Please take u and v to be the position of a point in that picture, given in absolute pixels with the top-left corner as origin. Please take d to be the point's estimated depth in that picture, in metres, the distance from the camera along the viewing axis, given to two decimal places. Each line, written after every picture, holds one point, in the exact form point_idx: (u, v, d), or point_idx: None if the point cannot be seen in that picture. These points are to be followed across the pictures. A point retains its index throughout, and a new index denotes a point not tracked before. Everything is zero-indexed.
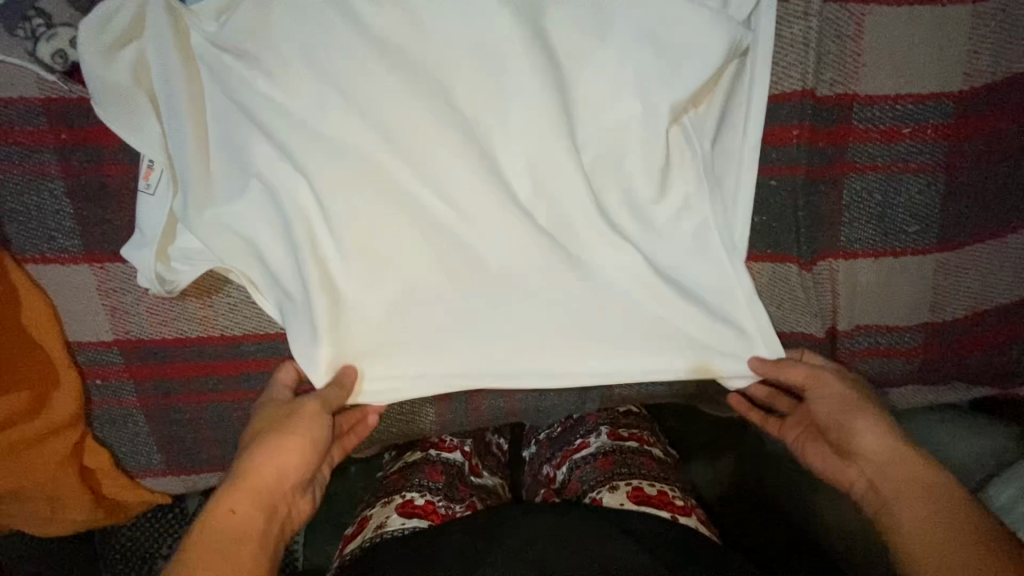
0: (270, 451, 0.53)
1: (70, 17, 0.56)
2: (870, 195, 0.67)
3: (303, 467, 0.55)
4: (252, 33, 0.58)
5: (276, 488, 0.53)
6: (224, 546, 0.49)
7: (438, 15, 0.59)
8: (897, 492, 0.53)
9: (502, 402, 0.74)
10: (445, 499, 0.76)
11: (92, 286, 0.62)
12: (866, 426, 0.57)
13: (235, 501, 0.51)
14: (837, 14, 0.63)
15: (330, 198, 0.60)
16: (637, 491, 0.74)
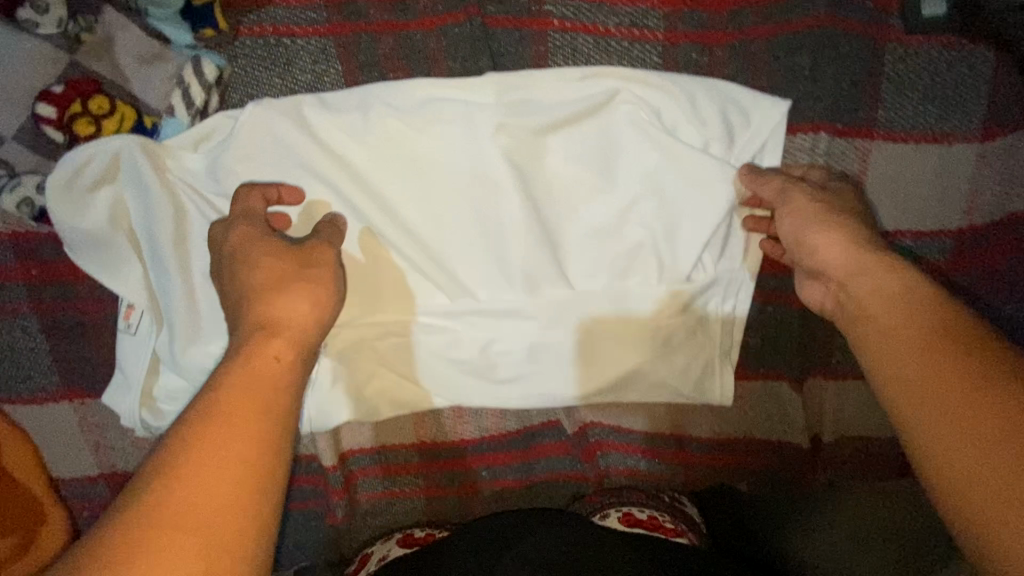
0: (293, 294, 0.49)
1: (33, 163, 0.53)
2: None
3: (297, 365, 0.46)
4: (238, 169, 0.56)
5: (311, 333, 0.49)
6: (253, 378, 0.43)
7: (429, 153, 0.59)
8: (874, 304, 0.48)
9: (496, 506, 0.75)
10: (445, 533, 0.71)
11: (74, 422, 0.60)
12: (860, 264, 0.50)
13: (255, 362, 0.45)
14: (844, 148, 0.61)
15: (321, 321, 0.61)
16: (628, 516, 0.71)
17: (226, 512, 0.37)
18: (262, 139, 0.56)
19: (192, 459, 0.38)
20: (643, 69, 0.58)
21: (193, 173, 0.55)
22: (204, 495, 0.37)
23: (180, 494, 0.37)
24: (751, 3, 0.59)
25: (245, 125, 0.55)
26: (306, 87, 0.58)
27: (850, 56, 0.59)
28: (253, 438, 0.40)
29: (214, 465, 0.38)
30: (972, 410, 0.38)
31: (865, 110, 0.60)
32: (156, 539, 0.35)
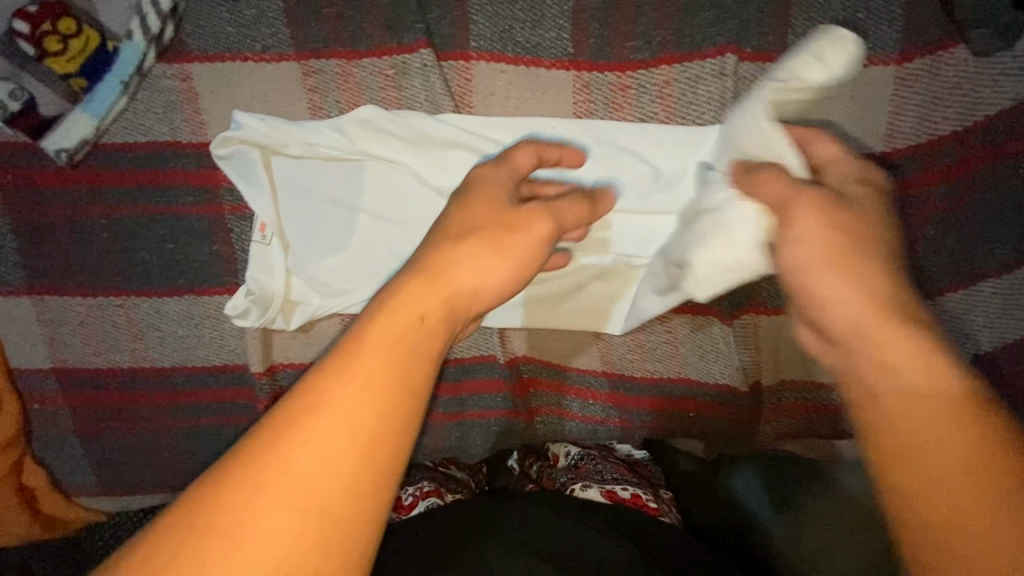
0: (445, 263, 0.45)
1: (9, 72, 0.60)
2: None
3: (442, 324, 0.43)
4: (200, 84, 0.65)
5: (463, 301, 0.45)
6: (406, 331, 0.40)
7: (363, 124, 0.65)
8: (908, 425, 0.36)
9: (427, 437, 0.77)
10: (410, 488, 0.73)
11: (31, 317, 0.66)
12: (923, 380, 0.37)
13: (399, 311, 0.41)
14: (754, 73, 0.63)
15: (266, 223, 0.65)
16: (609, 493, 0.69)
17: (348, 472, 0.35)
18: (224, 65, 0.65)
19: (333, 391, 0.36)
20: (580, 7, 0.62)
21: (168, 88, 0.64)
22: (331, 408, 0.36)
23: (301, 456, 0.35)
24: None
25: (218, 63, 0.64)
26: (252, 22, 0.64)
27: None
28: (389, 408, 0.37)
29: (352, 388, 0.37)
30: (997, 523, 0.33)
31: (775, 34, 0.62)
32: (311, 510, 0.34)
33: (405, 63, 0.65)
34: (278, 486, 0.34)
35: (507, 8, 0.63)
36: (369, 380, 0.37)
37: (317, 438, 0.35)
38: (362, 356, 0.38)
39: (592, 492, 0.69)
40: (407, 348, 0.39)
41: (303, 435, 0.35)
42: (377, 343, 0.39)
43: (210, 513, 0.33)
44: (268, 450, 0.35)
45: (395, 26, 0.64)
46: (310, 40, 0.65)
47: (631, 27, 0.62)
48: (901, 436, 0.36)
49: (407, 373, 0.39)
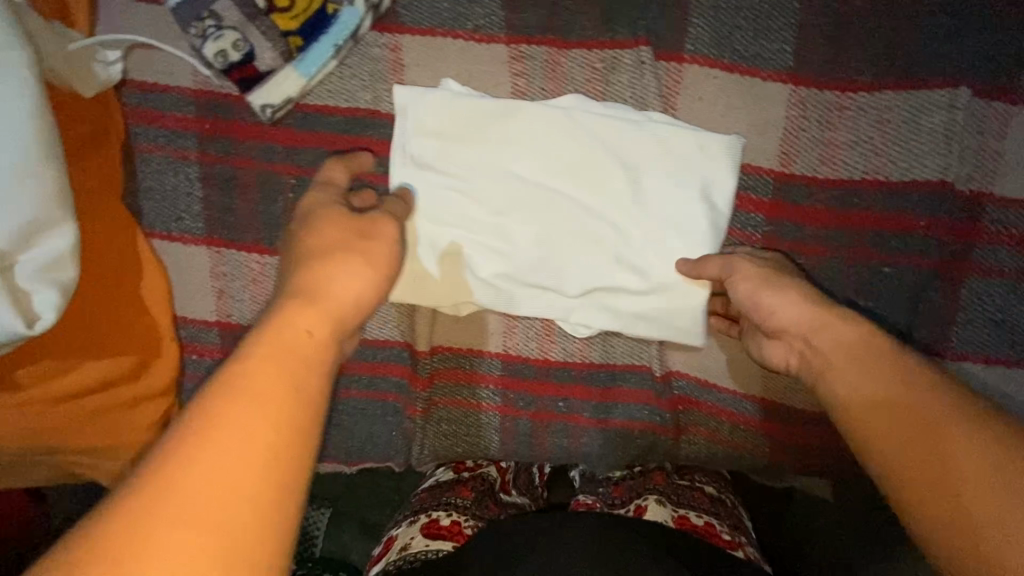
0: (782, 293, 0.54)
1: (239, 22, 0.59)
2: (992, 298, 0.63)
3: (331, 342, 0.42)
4: (408, 57, 0.64)
5: (348, 312, 0.45)
6: (288, 346, 0.39)
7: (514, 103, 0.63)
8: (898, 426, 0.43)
9: (567, 441, 0.73)
10: (473, 519, 0.68)
11: (206, 268, 0.67)
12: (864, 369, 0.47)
13: (282, 328, 0.41)
14: (984, 109, 0.60)
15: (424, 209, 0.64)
16: (682, 519, 0.66)
17: (266, 466, 0.34)
18: (435, 39, 0.64)
19: (233, 400, 0.35)
20: (809, 22, 0.61)
21: (377, 57, 0.64)
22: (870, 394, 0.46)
23: (202, 462, 0.33)
24: None
25: (429, 37, 0.64)
26: (468, 1, 0.64)
27: (1002, 15, 0.58)
28: (293, 416, 0.36)
29: (858, 384, 0.47)
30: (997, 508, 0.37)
31: (1012, 71, 0.59)
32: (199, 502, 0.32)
33: (617, 58, 0.64)
34: (177, 498, 0.31)
35: (731, 16, 0.62)
36: (269, 384, 0.37)
37: (226, 436, 0.34)
38: (261, 364, 0.38)
39: (663, 512, 0.67)
40: (296, 365, 0.38)
41: (204, 439, 0.33)
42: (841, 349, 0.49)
43: (131, 533, 0.30)
44: (183, 449, 0.33)
45: (611, 22, 0.63)
46: (523, 24, 0.64)
47: (860, 48, 0.61)
48: (893, 401, 0.44)
49: (291, 385, 0.38)
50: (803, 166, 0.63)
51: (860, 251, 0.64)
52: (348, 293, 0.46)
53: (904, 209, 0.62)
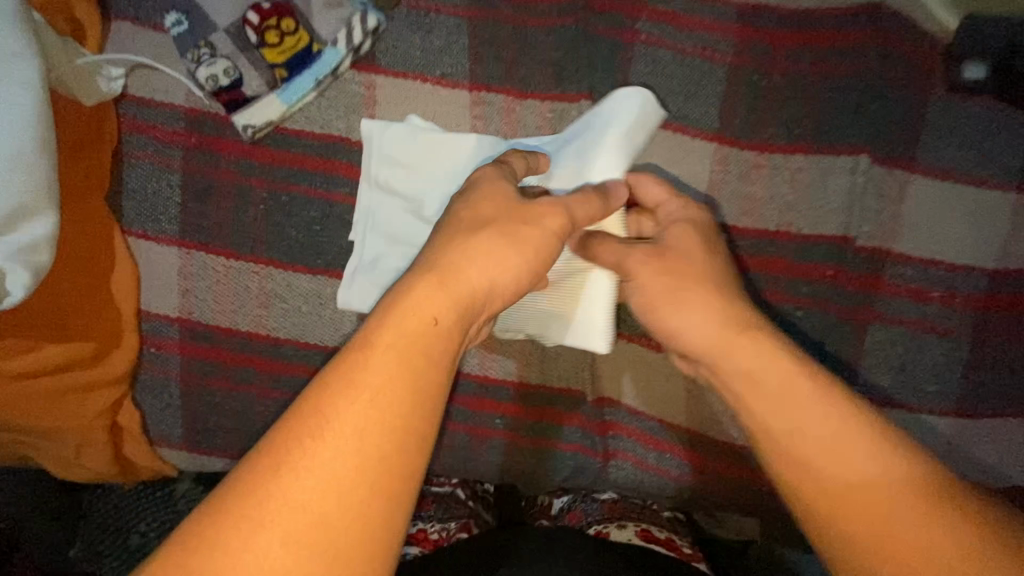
0: (684, 309, 0.53)
1: (232, 52, 0.68)
2: (893, 345, 0.69)
3: (453, 339, 0.42)
4: (382, 94, 0.72)
5: (477, 301, 0.44)
6: (411, 344, 0.39)
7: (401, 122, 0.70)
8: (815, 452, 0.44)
9: (502, 458, 0.77)
10: (438, 525, 0.74)
11: (174, 267, 0.71)
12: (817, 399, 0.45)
13: (406, 320, 0.40)
14: (883, 175, 0.68)
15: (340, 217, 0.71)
16: (643, 532, 0.71)
17: (361, 483, 0.35)
18: (407, 81, 0.72)
19: (342, 403, 0.36)
20: (731, 91, 0.70)
21: (353, 93, 0.72)
22: (818, 434, 0.44)
23: (302, 470, 0.35)
24: (811, 47, 0.70)
25: (402, 79, 0.72)
26: (439, 51, 0.73)
27: (894, 98, 0.68)
28: (398, 424, 0.37)
29: (802, 424, 0.45)
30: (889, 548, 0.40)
31: (906, 145, 0.68)
32: (294, 517, 0.34)
33: (566, 109, 0.72)
34: (281, 498, 0.34)
35: (665, 82, 0.71)
36: (384, 390, 0.37)
37: (329, 447, 0.35)
38: (377, 365, 0.38)
39: (628, 530, 0.71)
40: (413, 366, 0.39)
41: (312, 445, 0.35)
42: (772, 380, 0.47)
43: (232, 518, 0.33)
44: (283, 456, 0.35)
45: (562, 79, 0.72)
46: (485, 75, 0.73)
47: (775, 117, 0.69)
48: (842, 446, 0.43)
49: (412, 395, 0.38)
50: (724, 214, 0.70)
51: (776, 293, 0.70)
52: (688, 339, 0.52)
53: (814, 257, 0.69)
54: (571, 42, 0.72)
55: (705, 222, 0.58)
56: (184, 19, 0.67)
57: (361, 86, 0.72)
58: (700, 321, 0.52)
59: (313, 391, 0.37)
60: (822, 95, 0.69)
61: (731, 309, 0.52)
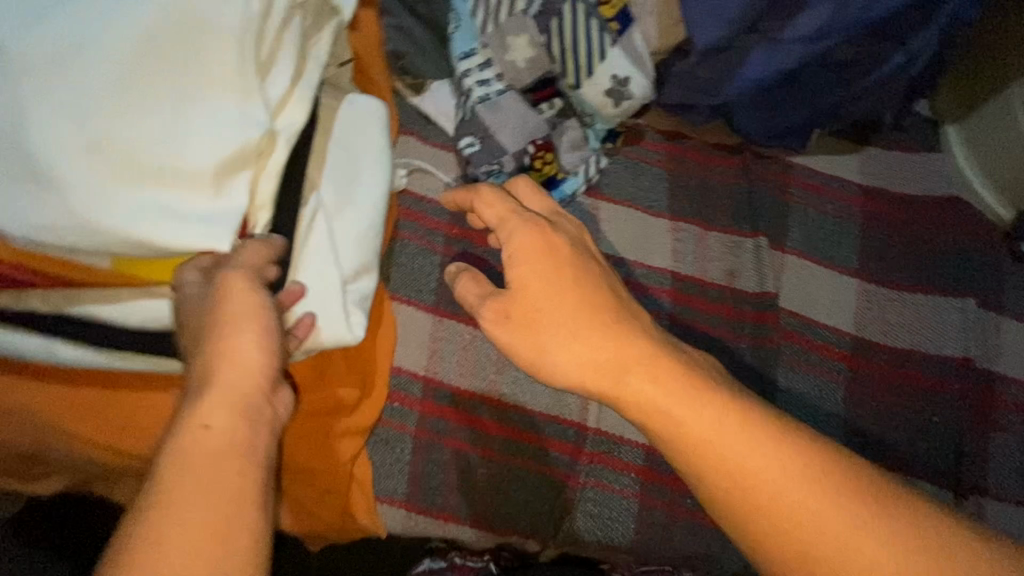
0: (594, 337, 0.53)
1: (512, 169, 0.87)
2: (1012, 450, 0.87)
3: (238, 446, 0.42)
4: (604, 213, 0.93)
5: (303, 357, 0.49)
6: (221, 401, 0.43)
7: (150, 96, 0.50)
8: (767, 458, 0.45)
9: (693, 540, 0.81)
10: None
11: (427, 331, 0.82)
12: (708, 424, 0.47)
13: (220, 364, 0.44)
14: (983, 314, 0.91)
15: (306, 233, 0.64)
16: None
17: (210, 535, 0.37)
18: (623, 208, 0.93)
19: (209, 440, 0.41)
20: (865, 242, 0.94)
21: (584, 212, 0.93)
22: (687, 428, 0.48)
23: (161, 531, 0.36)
24: (917, 219, 0.96)
25: (620, 206, 0.94)
26: (647, 190, 0.96)
27: (980, 260, 0.94)
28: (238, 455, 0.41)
29: (689, 428, 0.48)
30: (860, 538, 0.41)
31: (995, 295, 0.92)
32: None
33: (742, 242, 0.93)
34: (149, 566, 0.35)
35: (817, 230, 0.95)
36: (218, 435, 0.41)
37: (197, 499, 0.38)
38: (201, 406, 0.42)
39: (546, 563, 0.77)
40: (234, 409, 0.43)
41: (184, 490, 0.38)
42: (576, 370, 0.54)
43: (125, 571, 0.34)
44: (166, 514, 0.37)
45: (739, 220, 0.95)
46: (681, 211, 0.95)
47: (899, 265, 0.93)
48: (770, 461, 0.45)
49: (226, 429, 0.42)
50: (868, 331, 0.90)
51: (915, 398, 0.88)
52: (568, 376, 0.54)
53: (940, 370, 0.89)
54: (744, 195, 0.96)
55: (566, 251, 0.57)
56: (478, 142, 0.86)
57: (586, 207, 0.93)
58: (573, 356, 0.54)
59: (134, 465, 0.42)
60: (930, 252, 0.94)
61: (592, 317, 0.54)
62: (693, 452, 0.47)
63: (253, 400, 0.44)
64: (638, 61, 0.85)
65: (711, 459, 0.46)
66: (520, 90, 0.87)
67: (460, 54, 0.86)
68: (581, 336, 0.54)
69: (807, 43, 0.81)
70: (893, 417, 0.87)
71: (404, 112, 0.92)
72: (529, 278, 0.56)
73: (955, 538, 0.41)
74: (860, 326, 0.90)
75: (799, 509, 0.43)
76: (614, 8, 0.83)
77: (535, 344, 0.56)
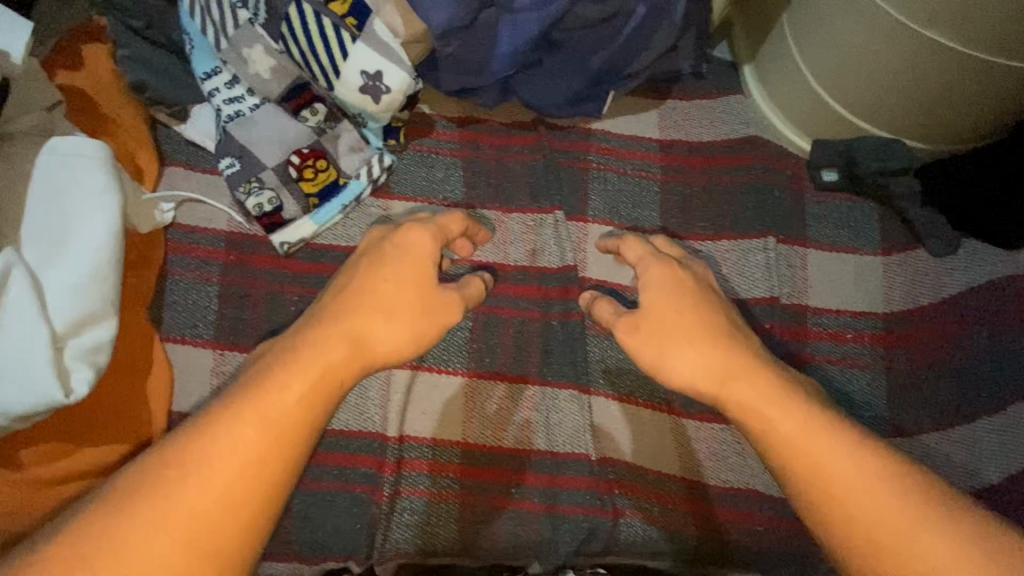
0: (679, 349, 0.66)
1: (277, 183, 0.82)
2: (832, 382, 0.86)
3: (273, 449, 0.52)
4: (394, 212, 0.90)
5: (380, 359, 0.63)
6: (259, 410, 0.53)
7: None
8: (844, 467, 0.55)
9: (520, 529, 0.79)
10: None
11: (207, 367, 0.78)
12: (816, 436, 0.57)
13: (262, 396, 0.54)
14: (787, 250, 0.90)
15: (2, 298, 0.60)
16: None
17: (218, 519, 0.49)
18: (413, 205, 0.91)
19: (228, 440, 0.52)
20: (665, 198, 0.93)
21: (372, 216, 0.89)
22: (784, 430, 0.58)
23: (172, 506, 0.48)
24: (716, 165, 0.95)
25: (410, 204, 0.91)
26: (440, 182, 0.93)
27: (781, 197, 0.93)
28: (259, 457, 0.52)
29: (779, 430, 0.59)
30: (912, 523, 0.51)
31: (798, 228, 0.91)
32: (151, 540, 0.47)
33: (541, 219, 0.91)
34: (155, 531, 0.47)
35: (615, 194, 0.93)
36: (247, 434, 0.52)
37: (203, 480, 0.50)
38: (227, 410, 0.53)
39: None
40: (274, 430, 0.53)
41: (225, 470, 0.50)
42: (701, 375, 0.65)
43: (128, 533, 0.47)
44: (170, 485, 0.49)
45: (537, 197, 0.93)
46: (477, 197, 0.93)
47: (700, 215, 0.92)
48: (855, 472, 0.54)
49: (267, 432, 0.53)
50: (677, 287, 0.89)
51: None
52: (678, 375, 0.66)
53: (751, 313, 0.88)
54: (539, 171, 0.94)
55: (691, 287, 0.70)
56: (237, 163, 0.82)
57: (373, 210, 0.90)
58: (695, 364, 0.65)
59: (173, 441, 0.52)
60: (731, 197, 0.93)
61: (707, 334, 0.66)
62: (803, 465, 0.57)
63: (270, 418, 0.53)
64: (388, 53, 0.81)
65: (791, 450, 0.57)
66: (274, 102, 0.83)
67: (202, 75, 0.82)
68: (673, 349, 0.67)
69: (541, 9, 0.79)
70: None
71: (169, 141, 0.87)
72: (668, 305, 0.69)
73: (959, 518, 0.51)
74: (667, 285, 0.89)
75: (868, 507, 0.53)
76: (345, 4, 0.79)
77: (656, 353, 0.68)
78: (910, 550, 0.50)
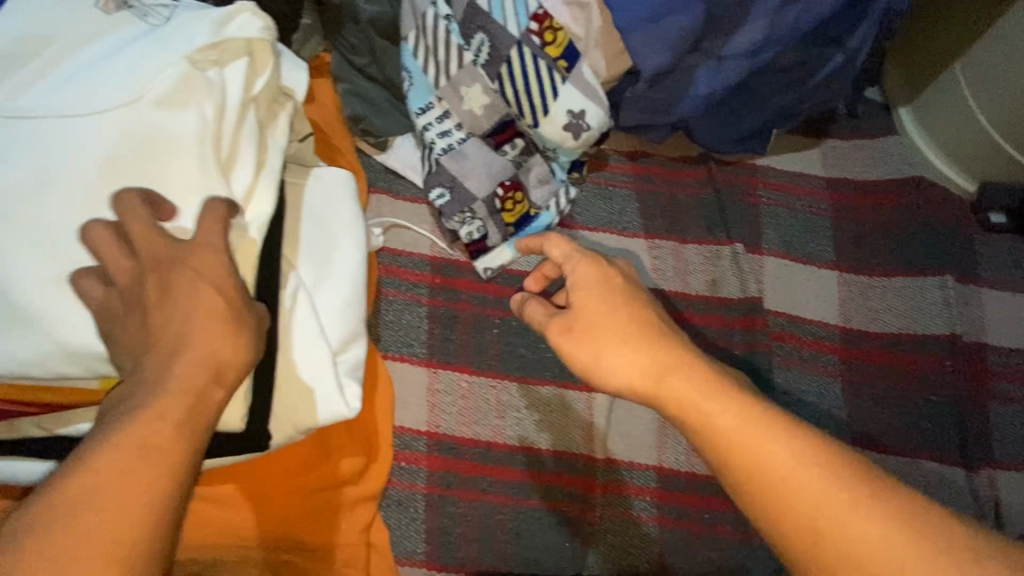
0: (619, 349, 0.55)
1: (485, 214, 0.88)
2: (1012, 420, 0.89)
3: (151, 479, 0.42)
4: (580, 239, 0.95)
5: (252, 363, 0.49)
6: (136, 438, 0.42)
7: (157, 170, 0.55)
8: (795, 480, 0.45)
9: (716, 554, 0.82)
10: None
11: (423, 385, 0.83)
12: (749, 436, 0.48)
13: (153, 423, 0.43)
14: (963, 288, 0.93)
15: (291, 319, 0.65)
16: None
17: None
18: (598, 235, 0.95)
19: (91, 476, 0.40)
20: (839, 234, 0.96)
21: (560, 244, 0.94)
22: (722, 429, 0.49)
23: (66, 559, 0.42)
24: (883, 203, 0.98)
25: (595, 234, 0.95)
26: (619, 213, 0.97)
27: (951, 236, 0.96)
28: (140, 489, 0.41)
29: (717, 429, 0.49)
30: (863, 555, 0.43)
31: (972, 268, 0.95)
32: None
33: (718, 251, 0.95)
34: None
35: (791, 228, 0.96)
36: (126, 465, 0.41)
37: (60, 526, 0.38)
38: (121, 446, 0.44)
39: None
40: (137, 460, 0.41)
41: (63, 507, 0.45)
42: (634, 375, 0.54)
43: None
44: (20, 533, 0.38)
45: (712, 229, 0.96)
46: (654, 228, 0.97)
47: (874, 252, 0.95)
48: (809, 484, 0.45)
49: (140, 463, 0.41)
50: (854, 321, 0.92)
51: (912, 381, 0.89)
52: (615, 379, 0.55)
53: (930, 349, 0.90)
54: (713, 205, 0.98)
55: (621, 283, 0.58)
56: (448, 193, 0.87)
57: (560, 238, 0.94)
58: (631, 364, 0.54)
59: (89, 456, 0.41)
60: (903, 235, 0.96)
61: (644, 334, 0.55)
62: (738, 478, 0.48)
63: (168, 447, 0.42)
64: (590, 92, 0.85)
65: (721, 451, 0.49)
66: (480, 137, 0.89)
67: (417, 110, 0.87)
68: (613, 353, 0.55)
69: (751, 57, 0.83)
70: (891, 402, 0.88)
71: (371, 169, 0.93)
72: (594, 306, 0.58)
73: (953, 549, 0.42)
74: (845, 318, 0.92)
75: (805, 513, 0.45)
76: (559, 47, 0.83)
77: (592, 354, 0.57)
78: (852, 544, 0.43)
